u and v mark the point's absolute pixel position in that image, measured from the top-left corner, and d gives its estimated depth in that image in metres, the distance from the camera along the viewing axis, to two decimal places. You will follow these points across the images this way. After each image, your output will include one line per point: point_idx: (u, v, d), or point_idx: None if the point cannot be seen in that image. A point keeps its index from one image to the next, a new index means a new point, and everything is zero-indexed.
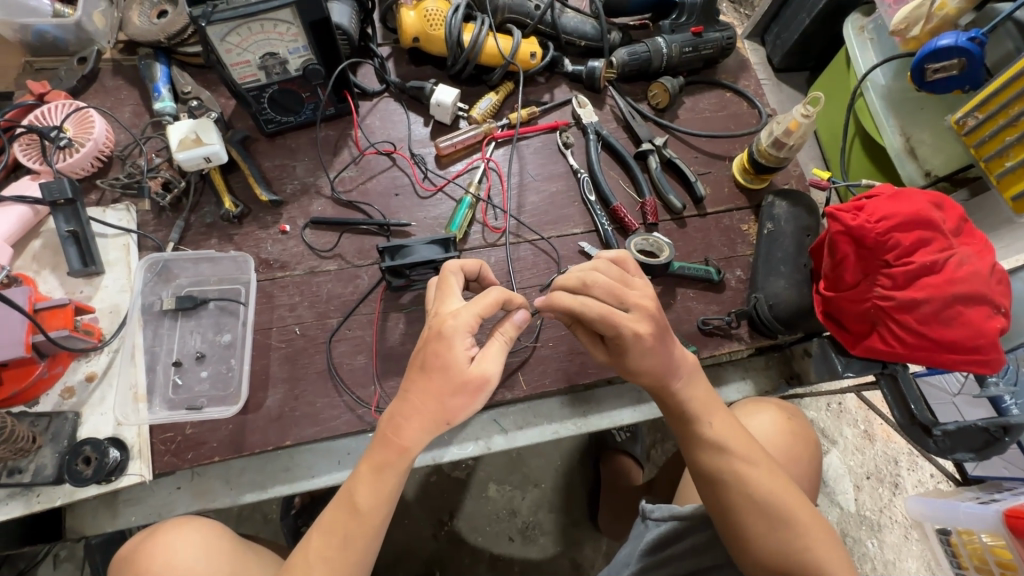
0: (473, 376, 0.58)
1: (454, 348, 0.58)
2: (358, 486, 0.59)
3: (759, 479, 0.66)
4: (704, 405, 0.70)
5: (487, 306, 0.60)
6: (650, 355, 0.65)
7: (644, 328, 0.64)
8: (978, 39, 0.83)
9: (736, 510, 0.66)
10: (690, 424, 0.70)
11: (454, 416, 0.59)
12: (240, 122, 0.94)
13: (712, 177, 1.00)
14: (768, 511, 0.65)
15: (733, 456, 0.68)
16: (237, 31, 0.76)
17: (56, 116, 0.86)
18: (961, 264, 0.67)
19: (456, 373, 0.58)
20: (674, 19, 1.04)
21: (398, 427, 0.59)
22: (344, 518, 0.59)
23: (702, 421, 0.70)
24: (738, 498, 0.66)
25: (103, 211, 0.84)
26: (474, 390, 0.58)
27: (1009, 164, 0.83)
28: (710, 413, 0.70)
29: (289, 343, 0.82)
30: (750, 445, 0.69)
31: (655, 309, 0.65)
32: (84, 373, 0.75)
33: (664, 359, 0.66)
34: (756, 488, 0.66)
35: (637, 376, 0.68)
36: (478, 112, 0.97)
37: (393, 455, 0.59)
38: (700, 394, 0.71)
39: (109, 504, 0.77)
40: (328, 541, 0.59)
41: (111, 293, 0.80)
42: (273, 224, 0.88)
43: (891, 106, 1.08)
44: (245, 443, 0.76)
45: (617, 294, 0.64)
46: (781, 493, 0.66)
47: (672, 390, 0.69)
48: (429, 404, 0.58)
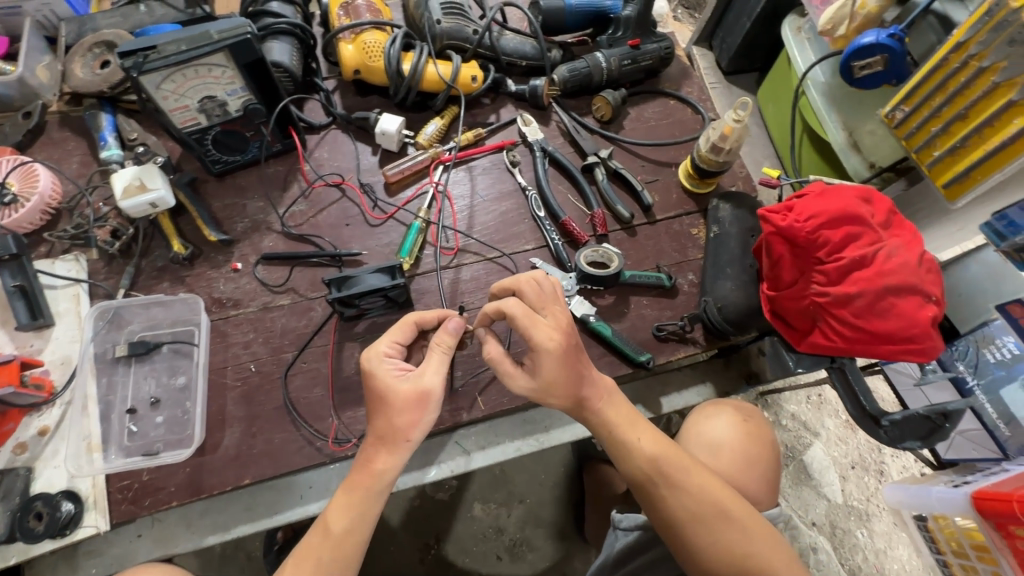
0: (411, 393, 0.64)
1: (382, 373, 0.65)
2: (332, 512, 0.63)
3: (693, 487, 0.67)
4: (627, 420, 0.70)
5: (397, 333, 0.70)
6: (562, 367, 0.66)
7: (557, 334, 0.66)
8: (898, 35, 0.86)
9: (675, 522, 0.67)
10: (618, 441, 0.69)
11: (406, 431, 0.64)
12: (188, 165, 0.95)
13: (660, 184, 1.02)
14: (707, 516, 0.66)
15: (666, 469, 0.68)
16: (172, 78, 0.78)
17: (0, 172, 0.86)
18: (889, 257, 0.69)
19: (398, 395, 0.64)
20: (611, 34, 1.06)
21: (369, 454, 0.64)
22: (317, 543, 0.62)
23: (629, 437, 0.69)
24: (677, 508, 0.66)
25: (51, 262, 0.84)
26: (414, 402, 0.64)
27: (937, 154, 0.83)
28: (636, 428, 0.70)
29: (245, 381, 0.82)
30: (681, 453, 0.69)
31: (569, 322, 0.67)
32: (36, 427, 0.75)
33: (574, 375, 0.67)
34: (691, 496, 0.66)
35: (553, 393, 0.67)
36: (424, 138, 0.98)
37: (363, 479, 0.63)
38: (622, 409, 0.71)
39: (69, 558, 0.76)
40: (301, 566, 0.61)
41: (62, 345, 0.80)
42: (225, 263, 0.89)
43: (832, 103, 1.11)
44: (204, 485, 0.76)
45: (540, 301, 0.68)
46: (716, 497, 0.67)
47: (593, 410, 0.69)
48: (380, 424, 0.64)
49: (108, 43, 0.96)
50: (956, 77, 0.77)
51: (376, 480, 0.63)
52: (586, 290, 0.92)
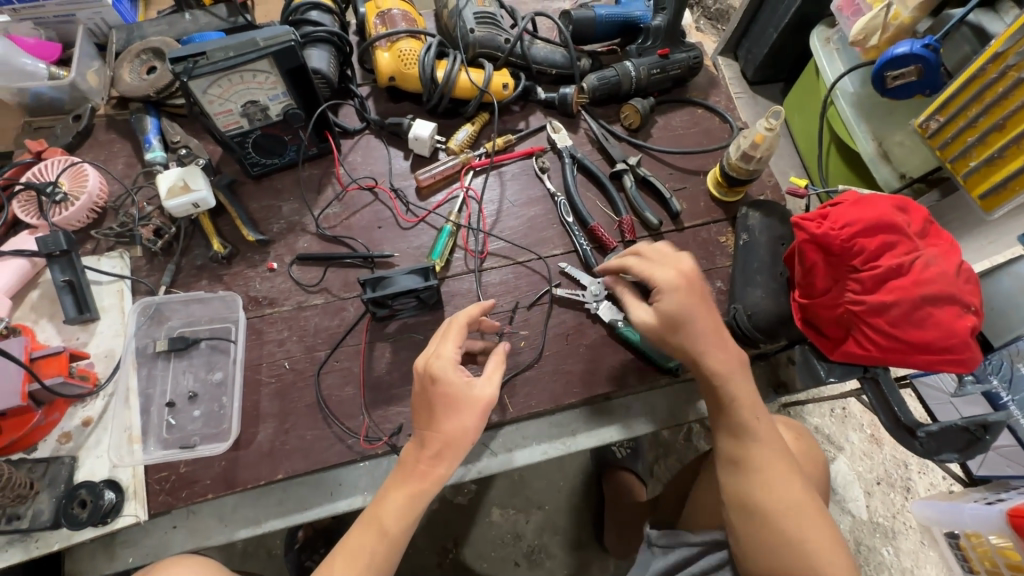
0: (486, 396, 0.67)
1: (456, 377, 0.66)
2: (387, 510, 0.65)
3: (786, 479, 0.68)
4: (752, 399, 0.71)
5: (457, 337, 0.70)
6: (684, 307, 0.71)
7: (677, 276, 0.72)
8: (932, 46, 0.86)
9: (756, 509, 0.68)
10: (731, 417, 0.71)
11: (472, 432, 0.66)
12: (228, 167, 0.98)
13: (688, 192, 1.02)
14: (791, 509, 0.66)
15: (766, 454, 0.69)
16: (219, 83, 0.81)
17: (52, 172, 0.90)
18: (927, 266, 0.68)
19: (473, 397, 0.66)
20: (641, 43, 1.08)
21: (431, 457, 0.65)
22: (371, 537, 0.64)
23: (744, 415, 0.70)
24: (764, 491, 0.67)
25: (97, 259, 0.87)
26: (481, 410, 0.66)
27: (973, 164, 0.82)
28: (755, 409, 0.70)
29: (278, 377, 0.84)
30: (776, 446, 0.70)
31: (691, 268, 0.74)
32: (80, 418, 0.78)
33: (702, 315, 0.72)
34: (784, 486, 0.67)
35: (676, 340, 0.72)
36: (455, 143, 1.00)
37: (424, 481, 0.65)
38: (747, 388, 0.72)
39: (107, 546, 0.78)
40: (353, 564, 0.63)
41: (106, 338, 0.83)
42: (261, 262, 0.92)
43: (862, 113, 1.11)
44: (238, 478, 0.78)
45: (665, 257, 0.75)
46: (802, 497, 0.67)
47: (719, 383, 0.71)
48: (450, 429, 0.65)
49: (154, 50, 0.99)
50: (993, 88, 0.77)
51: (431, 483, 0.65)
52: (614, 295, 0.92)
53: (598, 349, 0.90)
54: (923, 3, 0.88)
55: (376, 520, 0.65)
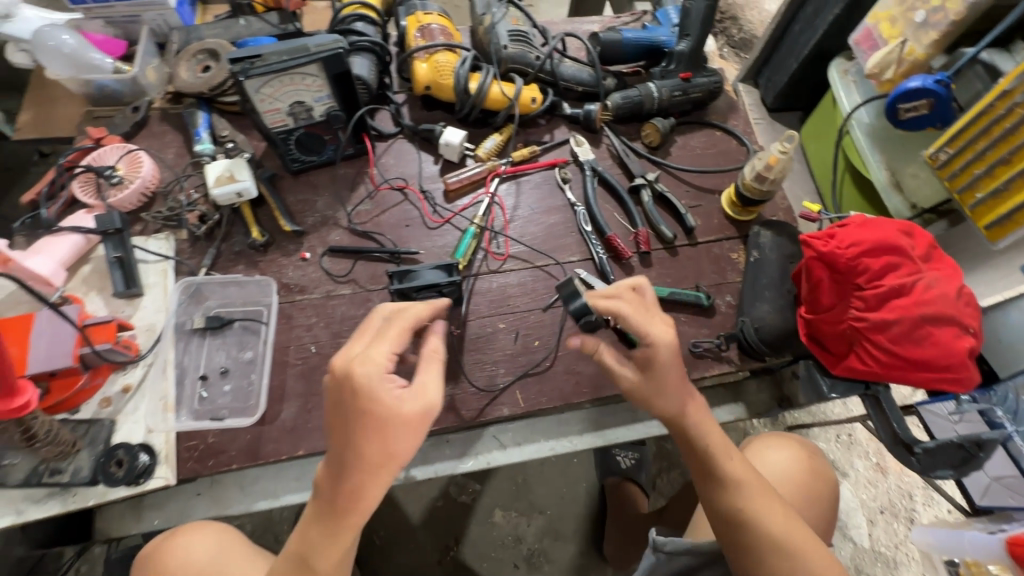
0: (414, 414, 0.62)
1: (382, 395, 0.61)
2: (315, 548, 0.64)
3: (774, 517, 0.70)
4: (722, 445, 0.75)
5: (396, 340, 0.66)
6: (670, 369, 0.71)
7: (670, 333, 0.71)
8: (944, 82, 0.90)
9: (757, 552, 0.70)
10: (709, 462, 0.74)
11: (402, 457, 0.63)
12: (269, 162, 1.04)
13: (703, 210, 1.06)
14: (787, 547, 0.69)
15: (750, 496, 0.72)
16: (270, 83, 0.87)
17: (109, 158, 0.97)
18: (929, 287, 0.71)
19: (402, 415, 0.62)
20: (664, 66, 1.13)
21: (356, 491, 0.62)
22: (295, 573, 0.65)
23: (721, 459, 0.74)
24: (756, 534, 0.70)
25: (145, 240, 0.94)
26: (416, 427, 0.62)
27: (980, 196, 0.85)
28: (728, 454, 0.74)
29: (305, 360, 0.89)
30: (759, 485, 0.73)
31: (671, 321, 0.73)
32: (121, 384, 0.83)
33: (681, 382, 0.73)
34: (773, 523, 0.70)
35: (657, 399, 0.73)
36: (483, 151, 1.07)
37: (343, 510, 0.63)
38: (717, 434, 0.75)
39: (136, 507, 0.82)
40: None
41: (148, 313, 0.88)
42: (294, 252, 0.97)
43: (876, 144, 1.14)
44: (262, 452, 0.82)
45: (643, 304, 0.73)
46: (795, 533, 0.70)
47: (689, 427, 0.75)
48: (374, 450, 0.61)
49: (210, 51, 1.07)
50: (1001, 123, 0.80)
51: (358, 509, 0.63)
52: None
53: None
54: (937, 41, 0.92)
55: (303, 551, 0.65)
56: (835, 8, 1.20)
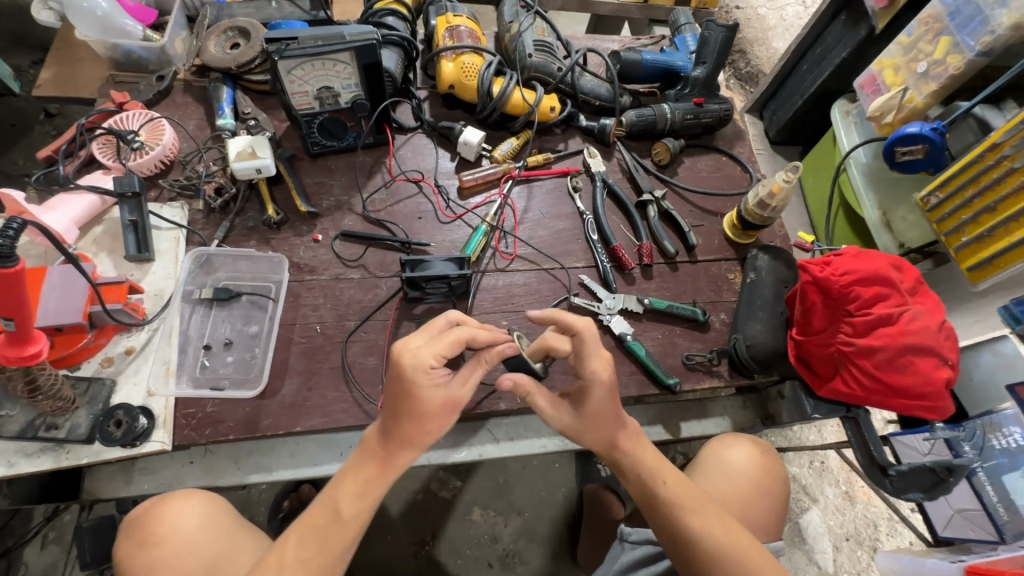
0: (441, 401, 0.64)
1: (422, 387, 0.63)
2: (342, 495, 0.67)
3: (710, 528, 0.70)
4: (656, 463, 0.76)
5: (447, 347, 0.65)
6: (600, 399, 0.72)
7: (605, 367, 0.71)
8: (940, 130, 0.95)
9: (700, 567, 0.69)
10: (645, 484, 0.75)
11: (433, 433, 0.67)
12: (289, 143, 1.06)
13: (704, 230, 1.11)
14: (726, 559, 0.68)
15: (685, 512, 0.72)
16: (302, 66, 0.90)
17: (132, 123, 0.97)
18: (913, 319, 0.76)
19: (433, 404, 0.64)
20: (679, 90, 1.18)
21: (392, 453, 0.67)
22: (324, 523, 0.66)
23: (656, 480, 0.75)
24: (696, 549, 0.70)
25: (160, 206, 0.94)
26: (449, 411, 0.66)
27: (964, 239, 0.91)
28: (663, 472, 0.76)
29: (309, 339, 0.90)
30: (698, 498, 0.74)
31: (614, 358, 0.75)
32: (124, 346, 0.83)
33: (609, 414, 0.74)
34: (710, 536, 0.70)
35: (590, 429, 0.75)
36: (499, 153, 1.09)
37: (379, 469, 0.67)
38: (649, 454, 0.77)
39: (127, 470, 0.82)
40: (303, 546, 0.65)
41: (158, 279, 0.89)
42: (307, 233, 0.99)
43: (871, 184, 1.21)
44: (259, 425, 0.83)
45: (586, 341, 0.77)
46: (733, 541, 0.69)
47: (623, 450, 0.76)
48: (410, 427, 0.65)
49: (240, 29, 1.09)
50: (989, 173, 0.86)
51: (392, 468, 0.68)
52: (626, 312, 1.00)
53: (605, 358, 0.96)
54: (936, 91, 0.98)
55: (331, 503, 0.67)
56: (841, 53, 1.26)
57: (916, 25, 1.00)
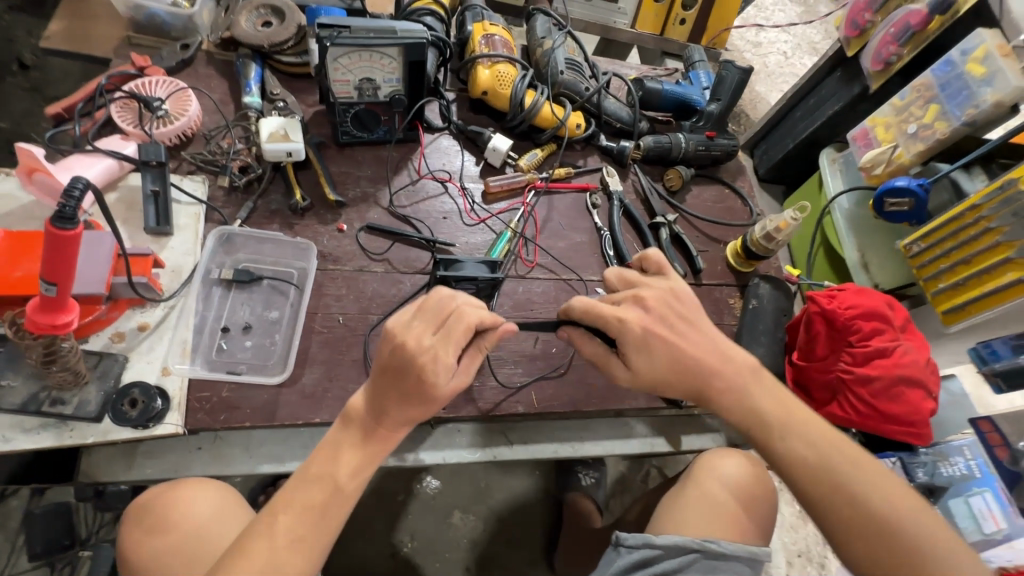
0: (452, 389, 0.66)
1: (438, 378, 0.64)
2: (341, 465, 0.66)
3: (850, 481, 0.65)
4: (779, 415, 0.70)
5: (461, 337, 0.65)
6: (649, 352, 0.71)
7: (630, 316, 0.72)
8: (925, 187, 1.07)
9: (846, 523, 0.64)
10: (770, 437, 0.69)
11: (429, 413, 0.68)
12: (316, 128, 1.04)
13: (709, 255, 1.17)
14: (869, 515, 0.63)
15: (818, 466, 0.67)
16: (349, 55, 0.89)
17: (155, 89, 0.93)
18: (905, 353, 0.84)
19: (438, 393, 0.65)
20: (694, 122, 1.26)
21: (390, 431, 0.68)
22: (324, 498, 0.64)
23: (777, 433, 0.69)
24: (836, 505, 0.65)
25: (180, 179, 0.91)
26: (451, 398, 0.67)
27: (942, 286, 1.02)
28: (790, 422, 0.70)
29: (330, 330, 0.89)
30: (830, 447, 0.68)
31: (651, 297, 0.74)
32: (137, 322, 0.79)
33: (682, 366, 0.71)
34: (849, 493, 0.65)
35: (672, 384, 0.72)
36: (524, 163, 1.12)
37: (380, 442, 0.67)
38: (771, 402, 0.71)
39: (129, 453, 0.78)
40: (297, 521, 0.62)
41: (176, 254, 0.85)
42: (332, 222, 0.97)
43: (852, 228, 1.32)
44: (277, 414, 0.81)
45: (628, 282, 0.79)
46: (879, 495, 0.64)
47: (733, 399, 0.71)
48: (412, 410, 0.66)
49: (274, 8, 1.06)
50: (968, 230, 0.97)
51: (378, 441, 0.68)
52: None
53: None
54: (923, 151, 1.09)
55: (328, 471, 0.65)
56: (833, 106, 1.38)
57: (909, 91, 1.11)
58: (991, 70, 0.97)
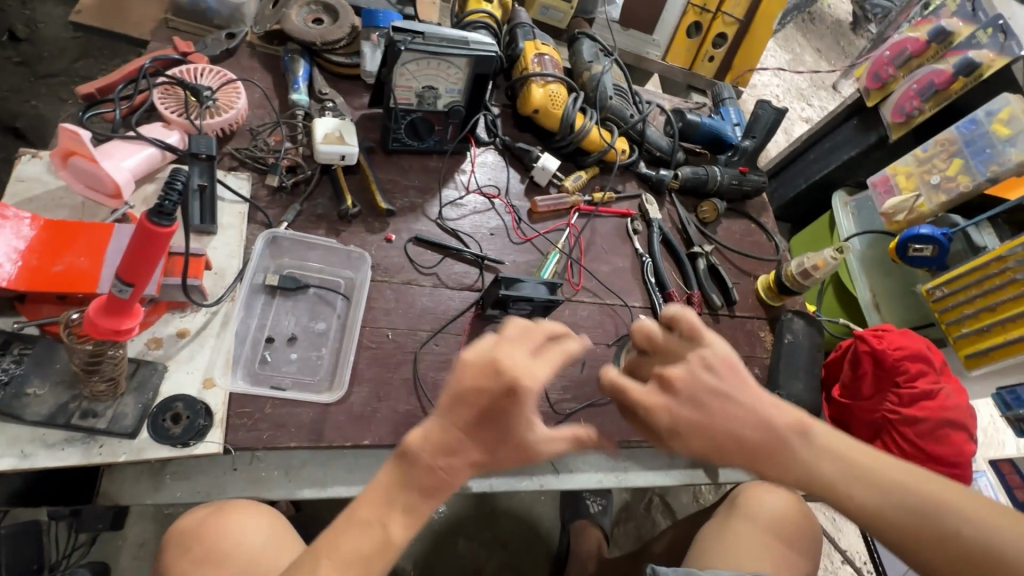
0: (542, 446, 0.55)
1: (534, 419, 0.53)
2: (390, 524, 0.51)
3: (965, 513, 0.57)
4: (861, 466, 0.59)
5: (557, 362, 0.55)
6: (695, 436, 0.59)
7: (656, 401, 0.60)
8: (946, 236, 1.13)
9: None
10: (862, 492, 0.58)
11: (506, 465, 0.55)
12: (364, 133, 1.00)
13: (741, 287, 1.19)
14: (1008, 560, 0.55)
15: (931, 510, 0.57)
16: (418, 61, 0.87)
17: (201, 77, 0.87)
18: (948, 397, 0.87)
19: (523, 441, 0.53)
20: (728, 156, 1.29)
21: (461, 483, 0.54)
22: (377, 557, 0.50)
23: (868, 484, 0.58)
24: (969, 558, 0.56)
25: (224, 174, 0.85)
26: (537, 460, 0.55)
27: (965, 330, 1.07)
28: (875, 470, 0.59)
29: (378, 345, 0.83)
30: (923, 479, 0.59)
31: (679, 371, 0.60)
32: (176, 328, 0.72)
33: (721, 429, 0.58)
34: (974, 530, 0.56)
35: (723, 452, 0.59)
36: (570, 183, 1.11)
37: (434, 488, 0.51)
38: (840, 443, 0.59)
39: (157, 473, 0.71)
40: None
41: (220, 256, 0.79)
42: (380, 231, 0.92)
43: (866, 269, 1.36)
44: (325, 435, 0.75)
45: (655, 339, 0.65)
46: (1001, 529, 0.56)
47: (799, 451, 0.59)
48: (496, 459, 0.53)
49: (326, 5, 1.02)
50: (992, 279, 1.02)
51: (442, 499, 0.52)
52: None
53: None
54: (946, 202, 1.15)
55: (377, 517, 0.51)
56: (850, 151, 1.45)
57: (932, 144, 1.18)
58: (1015, 131, 1.06)
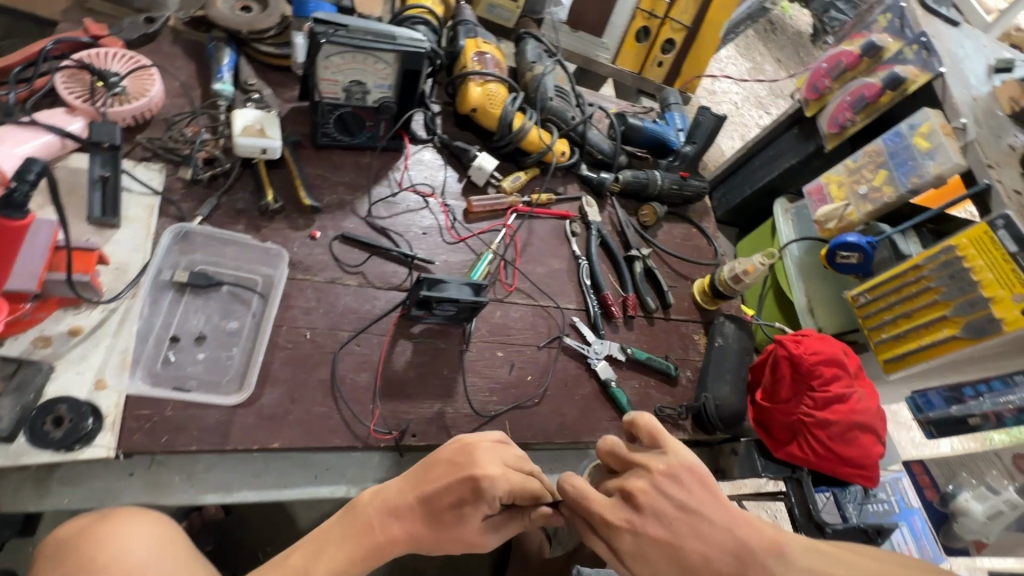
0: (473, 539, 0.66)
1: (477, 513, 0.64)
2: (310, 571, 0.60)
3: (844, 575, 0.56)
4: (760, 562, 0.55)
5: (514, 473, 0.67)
6: (648, 552, 0.56)
7: (618, 516, 0.58)
8: (872, 244, 1.16)
9: None
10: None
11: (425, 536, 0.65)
12: (293, 126, 0.97)
13: (678, 291, 1.20)
14: None
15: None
16: (343, 55, 0.85)
17: (111, 62, 0.83)
18: (859, 400, 0.90)
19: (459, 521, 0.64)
20: (670, 161, 1.30)
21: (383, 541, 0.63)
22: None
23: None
24: None
25: (133, 165, 0.82)
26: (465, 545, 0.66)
27: (884, 336, 1.11)
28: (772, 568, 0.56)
29: (295, 345, 0.81)
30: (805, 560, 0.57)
31: (644, 478, 0.59)
32: (68, 325, 0.69)
33: (667, 543, 0.55)
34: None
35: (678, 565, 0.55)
36: (508, 184, 1.10)
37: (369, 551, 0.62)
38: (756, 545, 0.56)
39: (41, 479, 0.67)
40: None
41: (122, 250, 0.76)
42: (304, 227, 0.90)
43: (802, 274, 1.40)
44: (230, 438, 0.72)
45: (624, 453, 0.64)
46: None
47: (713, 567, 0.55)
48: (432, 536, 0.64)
49: None
50: (909, 287, 1.07)
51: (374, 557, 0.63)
52: (610, 358, 1.04)
53: (589, 402, 0.98)
54: (872, 211, 1.19)
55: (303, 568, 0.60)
56: (790, 159, 1.49)
57: (862, 155, 1.22)
58: (934, 144, 1.09)
